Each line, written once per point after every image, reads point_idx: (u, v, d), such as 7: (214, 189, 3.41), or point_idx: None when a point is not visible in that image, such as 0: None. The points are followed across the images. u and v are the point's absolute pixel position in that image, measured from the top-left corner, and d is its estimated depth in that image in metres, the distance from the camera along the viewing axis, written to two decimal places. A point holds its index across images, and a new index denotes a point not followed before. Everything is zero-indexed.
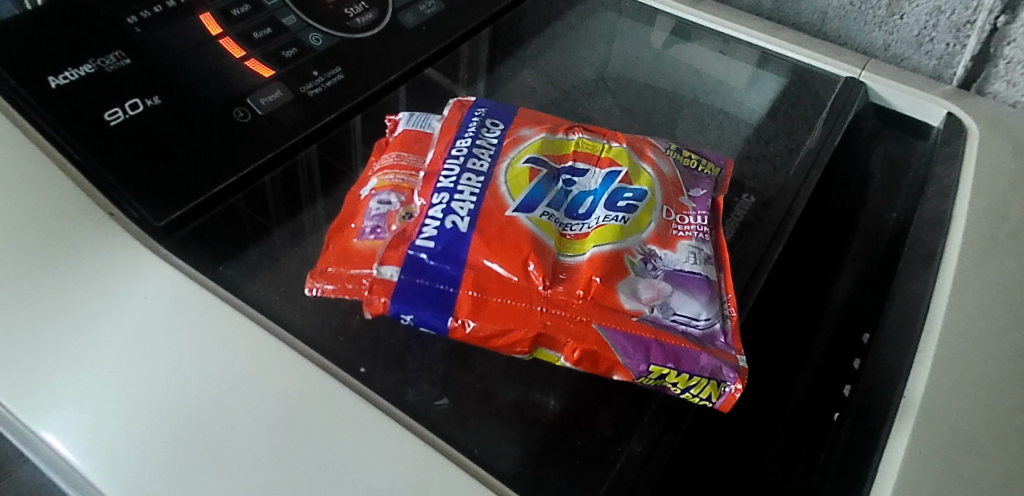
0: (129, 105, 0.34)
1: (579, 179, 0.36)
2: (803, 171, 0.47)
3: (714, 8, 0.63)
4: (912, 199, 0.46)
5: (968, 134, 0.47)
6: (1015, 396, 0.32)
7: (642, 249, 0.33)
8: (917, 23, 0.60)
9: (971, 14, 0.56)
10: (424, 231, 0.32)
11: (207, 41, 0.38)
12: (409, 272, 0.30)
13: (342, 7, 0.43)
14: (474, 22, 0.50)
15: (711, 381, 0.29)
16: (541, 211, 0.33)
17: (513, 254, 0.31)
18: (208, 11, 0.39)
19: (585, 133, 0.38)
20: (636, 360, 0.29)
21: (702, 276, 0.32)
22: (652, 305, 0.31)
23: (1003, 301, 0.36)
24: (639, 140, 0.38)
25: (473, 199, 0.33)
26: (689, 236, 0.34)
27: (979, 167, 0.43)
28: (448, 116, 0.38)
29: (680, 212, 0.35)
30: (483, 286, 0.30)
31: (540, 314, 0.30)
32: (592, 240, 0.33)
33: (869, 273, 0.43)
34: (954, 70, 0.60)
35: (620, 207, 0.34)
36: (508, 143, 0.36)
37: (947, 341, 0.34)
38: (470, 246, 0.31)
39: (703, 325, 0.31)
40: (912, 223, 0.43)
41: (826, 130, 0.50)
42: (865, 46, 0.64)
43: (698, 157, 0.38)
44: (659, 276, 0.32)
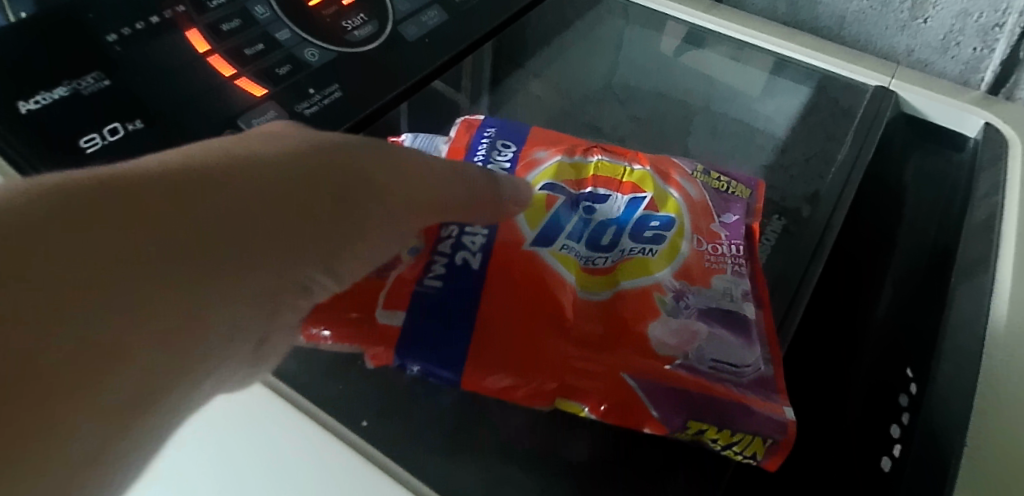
0: (108, 131, 0.31)
1: (599, 204, 0.36)
2: (837, 187, 0.46)
3: (732, 14, 0.59)
4: (950, 217, 0.43)
5: (1009, 147, 0.45)
6: None
7: (673, 285, 0.32)
8: (942, 27, 0.57)
9: (1000, 17, 0.54)
10: (433, 269, 0.30)
11: (194, 60, 0.35)
12: (413, 319, 0.28)
13: (339, 20, 0.41)
14: (481, 33, 0.48)
15: (756, 437, 0.27)
16: (560, 243, 0.33)
17: (537, 294, 0.30)
18: (195, 27, 0.36)
19: (603, 154, 0.38)
20: (669, 414, 0.27)
21: (741, 314, 0.32)
22: (686, 350, 0.30)
23: None
24: (661, 162, 0.38)
25: (485, 233, 0.32)
26: (723, 270, 0.34)
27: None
28: (456, 137, 0.37)
29: (712, 240, 0.35)
30: (501, 329, 0.28)
31: (563, 361, 0.28)
32: (623, 274, 0.33)
33: (905, 297, 0.40)
34: (981, 75, 0.57)
35: (647, 237, 0.34)
36: (522, 166, 0.36)
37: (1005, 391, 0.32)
38: (485, 283, 0.30)
39: (742, 370, 0.30)
40: (954, 244, 0.41)
41: (857, 146, 0.48)
42: (886, 51, 0.61)
43: (727, 179, 0.38)
44: (691, 315, 0.31)
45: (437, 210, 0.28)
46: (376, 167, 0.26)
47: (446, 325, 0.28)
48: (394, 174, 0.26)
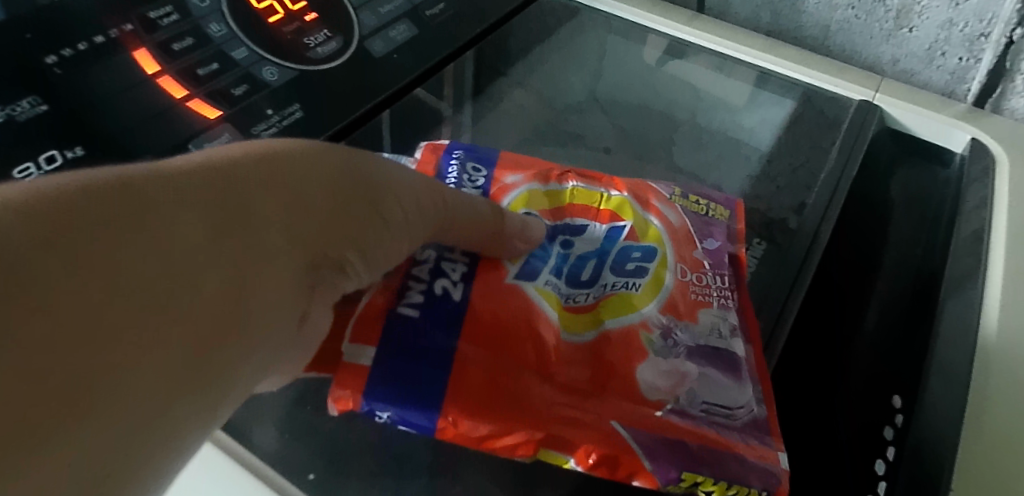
0: (45, 159, 0.30)
1: (577, 236, 0.37)
2: (825, 197, 0.44)
3: (712, 26, 0.58)
4: (937, 234, 0.42)
5: (996, 164, 0.43)
6: None
7: (660, 321, 0.33)
8: (927, 37, 0.56)
9: (985, 27, 0.53)
10: (410, 297, 0.30)
11: (141, 82, 0.33)
12: (399, 357, 0.27)
13: (301, 36, 0.39)
14: (461, 42, 0.46)
15: (757, 488, 0.27)
16: (544, 279, 0.33)
17: (522, 336, 0.30)
18: (144, 47, 0.34)
19: (577, 180, 0.39)
20: (665, 466, 0.26)
21: (732, 352, 0.33)
22: (675, 394, 0.30)
23: None
24: (639, 188, 0.39)
25: (464, 261, 0.33)
26: (710, 303, 0.35)
27: (1012, 205, 0.40)
28: (423, 160, 0.37)
29: (696, 270, 0.36)
30: (480, 368, 0.28)
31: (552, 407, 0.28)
32: (607, 313, 0.33)
33: (891, 317, 0.39)
34: (967, 85, 0.57)
35: (631, 270, 0.35)
36: (496, 194, 0.37)
37: (995, 421, 0.31)
38: (466, 317, 0.30)
39: (735, 413, 0.31)
40: (942, 261, 0.40)
41: (844, 158, 0.46)
42: (871, 61, 0.60)
43: (706, 202, 0.40)
44: (679, 354, 0.32)
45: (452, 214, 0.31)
46: (401, 172, 0.29)
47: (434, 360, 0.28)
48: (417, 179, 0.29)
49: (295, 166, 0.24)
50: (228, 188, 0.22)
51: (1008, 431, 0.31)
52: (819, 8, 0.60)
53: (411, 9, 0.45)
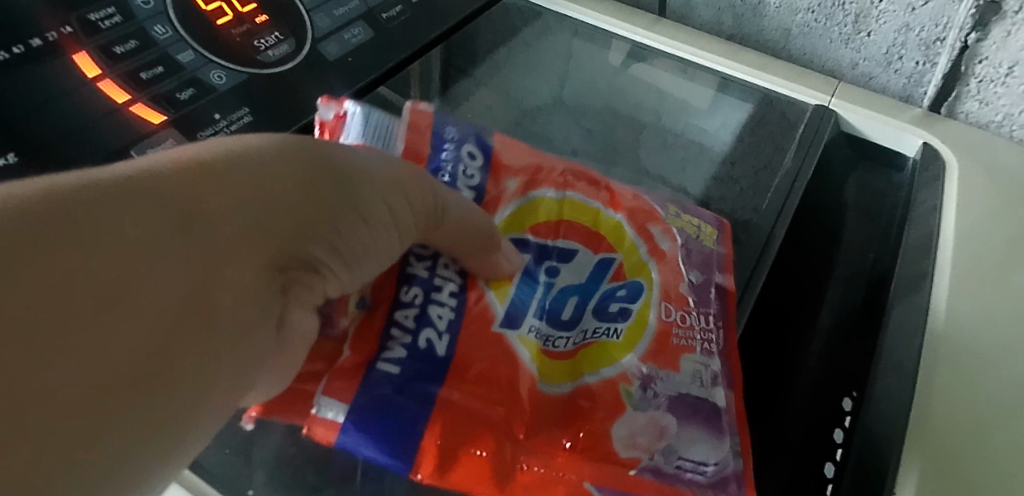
0: None
1: (564, 263, 0.36)
2: (779, 199, 0.45)
3: (673, 30, 0.58)
4: (889, 236, 0.43)
5: (946, 168, 0.44)
6: (996, 476, 0.30)
7: (641, 372, 0.32)
8: (884, 41, 0.57)
9: (941, 31, 0.54)
10: (392, 350, 0.30)
11: (79, 86, 0.32)
12: (382, 419, 0.28)
13: (250, 39, 0.38)
14: (425, 41, 0.46)
15: None
16: (528, 325, 0.33)
17: (498, 392, 0.30)
18: (83, 50, 0.33)
19: (575, 189, 0.38)
20: None
21: (711, 402, 0.33)
22: (652, 450, 0.30)
23: (988, 369, 0.34)
24: (636, 208, 0.38)
25: (452, 306, 0.32)
26: (693, 349, 0.34)
27: (960, 209, 0.41)
28: (412, 136, 0.35)
29: (681, 308, 0.35)
30: (456, 431, 0.29)
31: (524, 473, 0.29)
32: (585, 365, 0.33)
33: (846, 319, 0.40)
34: (924, 89, 0.58)
35: (613, 312, 0.34)
36: (488, 200, 0.36)
37: (938, 421, 0.32)
38: (450, 372, 0.30)
39: (709, 469, 0.31)
40: (892, 262, 0.40)
41: (799, 157, 0.47)
42: (831, 65, 0.61)
43: (698, 225, 0.40)
44: (659, 406, 0.32)
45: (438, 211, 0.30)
46: (379, 164, 0.27)
47: (414, 422, 0.28)
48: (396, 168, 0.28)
49: (295, 163, 0.24)
50: (230, 193, 0.21)
51: (948, 432, 0.31)
52: (780, 12, 0.61)
53: (367, 10, 0.44)
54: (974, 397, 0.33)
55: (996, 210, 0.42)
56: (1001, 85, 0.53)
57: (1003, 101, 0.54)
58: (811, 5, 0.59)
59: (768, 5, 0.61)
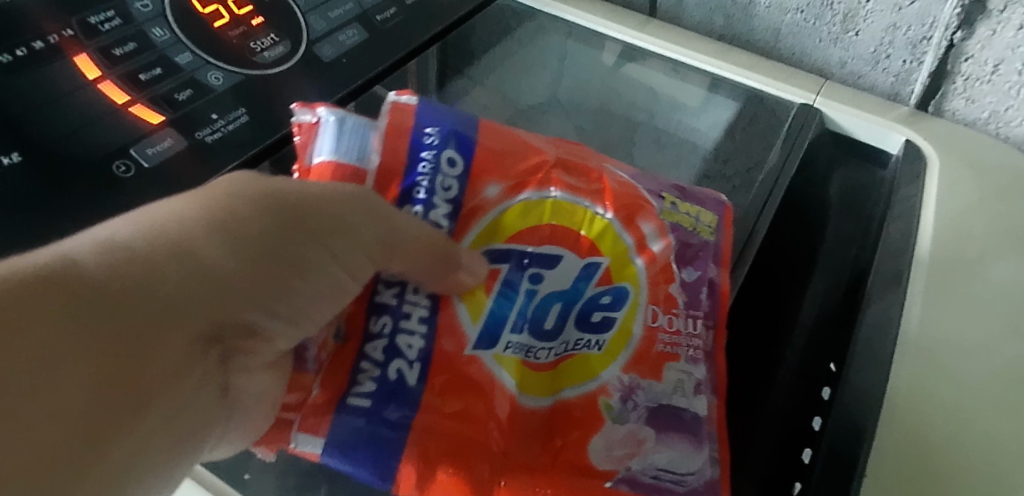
0: None
1: (549, 270, 0.33)
2: (764, 194, 0.46)
3: (665, 31, 0.59)
4: (870, 232, 0.44)
5: (927, 165, 0.45)
6: (962, 462, 0.31)
7: (622, 384, 0.33)
8: (872, 40, 0.58)
9: (927, 30, 0.55)
10: (362, 384, 0.30)
11: (80, 86, 0.33)
12: (357, 444, 0.29)
13: (247, 41, 0.39)
14: (418, 41, 0.47)
15: None
16: (505, 341, 0.32)
17: (472, 414, 0.31)
18: (84, 52, 0.34)
19: (561, 186, 0.35)
20: None
21: (691, 412, 0.34)
22: (629, 462, 0.32)
23: (962, 360, 0.35)
24: (627, 205, 0.35)
25: (422, 332, 0.31)
26: (677, 356, 0.34)
27: (939, 206, 0.43)
28: (386, 142, 0.32)
29: (668, 311, 0.35)
30: (430, 455, 0.30)
31: (502, 488, 0.30)
32: (566, 378, 0.33)
33: (829, 311, 0.41)
34: (911, 87, 0.59)
35: (596, 323, 0.34)
36: (468, 209, 0.33)
37: (911, 411, 0.33)
38: (421, 403, 0.30)
39: (686, 478, 0.33)
40: (870, 259, 0.41)
41: (784, 154, 0.48)
42: (820, 64, 0.62)
43: (693, 217, 0.38)
44: (639, 418, 0.33)
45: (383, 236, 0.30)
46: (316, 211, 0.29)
47: (393, 450, 0.29)
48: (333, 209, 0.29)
49: (230, 235, 0.27)
50: (169, 267, 0.25)
51: (920, 422, 0.32)
52: (769, 11, 0.62)
53: (361, 12, 0.45)
54: (950, 387, 0.34)
55: (975, 205, 0.43)
56: (986, 83, 0.54)
57: (989, 99, 0.55)
58: (800, 5, 0.59)
59: (758, 5, 0.62)
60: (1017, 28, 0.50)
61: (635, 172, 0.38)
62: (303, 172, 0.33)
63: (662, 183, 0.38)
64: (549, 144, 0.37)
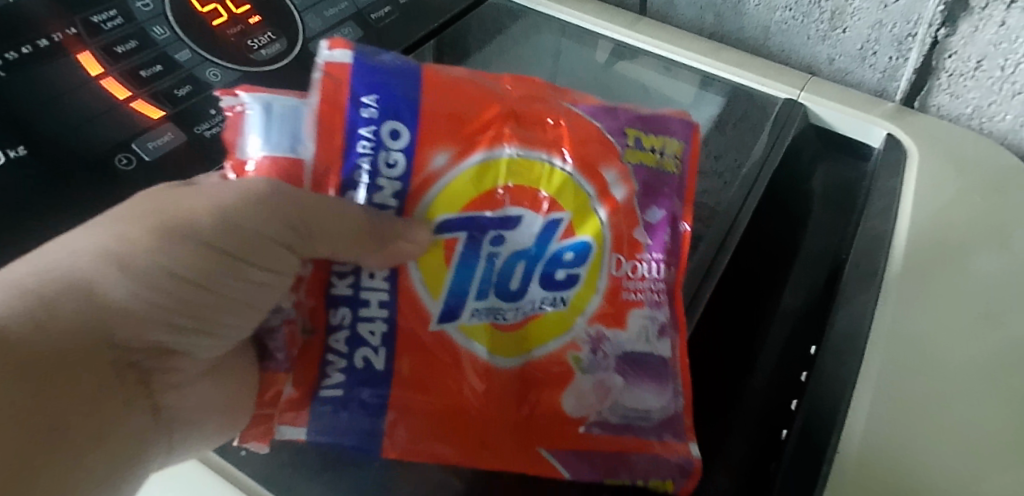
0: None
1: (509, 229, 0.33)
2: (748, 183, 0.47)
3: (656, 30, 0.60)
4: (847, 226, 0.46)
5: (906, 164, 0.48)
6: (925, 445, 0.33)
7: (589, 336, 0.34)
8: (859, 37, 0.59)
9: (912, 27, 0.56)
10: (332, 377, 0.33)
11: (84, 82, 0.35)
12: (347, 424, 0.33)
13: (244, 39, 0.41)
14: (412, 40, 0.48)
15: (665, 479, 0.35)
16: (469, 309, 0.33)
17: (445, 379, 0.34)
18: (87, 50, 0.36)
19: (514, 142, 0.33)
20: (582, 473, 0.35)
21: (657, 357, 0.35)
22: (598, 408, 0.35)
23: (927, 350, 0.37)
24: (583, 152, 0.33)
25: (384, 321, 0.33)
26: (642, 302, 0.34)
27: (912, 206, 0.45)
28: (318, 135, 0.30)
29: (633, 258, 0.34)
30: (413, 427, 0.33)
31: (485, 439, 0.34)
32: (534, 339, 0.35)
33: (812, 300, 0.43)
34: (897, 84, 0.60)
35: (560, 280, 0.34)
36: (418, 186, 0.32)
37: (878, 397, 0.35)
38: (392, 380, 0.33)
39: (652, 415, 0.35)
40: (846, 255, 0.43)
41: (770, 144, 0.50)
42: (809, 61, 0.63)
43: (659, 151, 0.35)
44: (608, 367, 0.35)
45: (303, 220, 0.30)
46: (205, 216, 0.30)
47: (377, 427, 0.33)
48: (221, 209, 0.30)
49: (126, 261, 0.29)
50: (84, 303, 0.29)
51: (886, 407, 0.34)
52: (759, 10, 0.63)
53: (356, 12, 0.46)
54: (914, 376, 0.36)
55: (946, 207, 0.45)
56: (970, 79, 0.55)
57: (973, 95, 0.56)
58: (788, 3, 0.61)
59: (747, 4, 0.63)
60: (999, 24, 0.51)
61: (598, 106, 0.34)
62: (236, 165, 0.32)
63: (626, 115, 0.35)
64: (504, 87, 0.34)
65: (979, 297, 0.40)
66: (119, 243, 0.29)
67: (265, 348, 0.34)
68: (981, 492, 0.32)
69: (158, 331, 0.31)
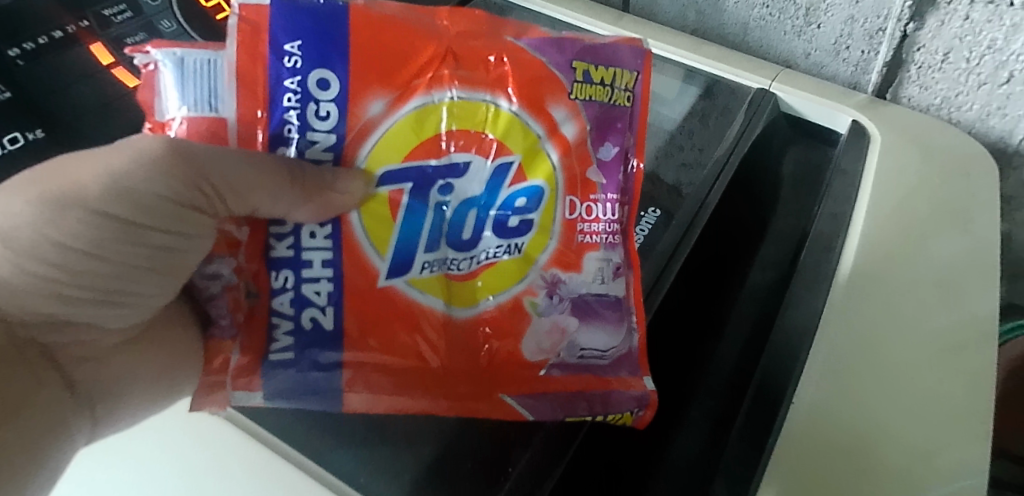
0: (8, 140, 0.34)
1: (459, 177, 0.36)
2: (720, 164, 0.50)
3: (638, 26, 0.63)
4: (809, 208, 0.50)
5: (869, 147, 0.51)
6: (856, 413, 0.38)
7: (544, 281, 0.37)
8: (833, 32, 0.61)
9: (882, 22, 0.58)
10: (280, 342, 0.35)
11: (96, 72, 0.37)
12: (309, 383, 0.35)
13: None
14: None
15: (625, 413, 0.37)
16: (421, 263, 0.36)
17: (404, 330, 0.36)
18: (98, 41, 0.38)
19: (454, 84, 0.34)
20: (547, 415, 0.36)
21: (611, 297, 0.38)
22: (557, 350, 0.38)
23: (868, 328, 0.41)
24: (529, 94, 0.35)
25: (331, 280, 0.35)
26: (596, 244, 0.38)
27: (871, 193, 0.48)
28: (240, 94, 0.32)
29: (587, 200, 0.37)
30: (372, 384, 0.35)
31: (447, 385, 0.36)
32: (486, 289, 0.37)
33: (783, 276, 0.47)
34: (869, 76, 0.62)
35: (513, 227, 0.36)
36: (353, 135, 0.34)
37: (820, 371, 0.39)
38: (345, 339, 0.35)
39: (609, 352, 0.38)
40: (807, 238, 0.47)
41: (744, 124, 0.52)
42: (786, 55, 0.66)
43: (611, 85, 0.36)
44: (562, 310, 0.38)
45: (209, 179, 0.32)
46: (93, 181, 0.33)
47: (334, 386, 0.35)
48: (110, 173, 0.33)
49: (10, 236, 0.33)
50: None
51: (825, 379, 0.39)
52: (738, 7, 0.65)
53: None
54: (857, 349, 0.40)
55: (908, 191, 0.48)
56: (938, 71, 0.58)
57: (941, 86, 0.59)
58: (765, 0, 0.63)
59: (727, 2, 0.66)
60: (963, 19, 0.54)
61: (544, 38, 0.36)
62: (157, 127, 0.33)
63: (574, 46, 0.36)
64: (441, 24, 0.35)
65: (925, 279, 0.44)
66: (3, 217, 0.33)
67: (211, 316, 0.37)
68: (901, 454, 0.37)
69: (44, 303, 0.36)
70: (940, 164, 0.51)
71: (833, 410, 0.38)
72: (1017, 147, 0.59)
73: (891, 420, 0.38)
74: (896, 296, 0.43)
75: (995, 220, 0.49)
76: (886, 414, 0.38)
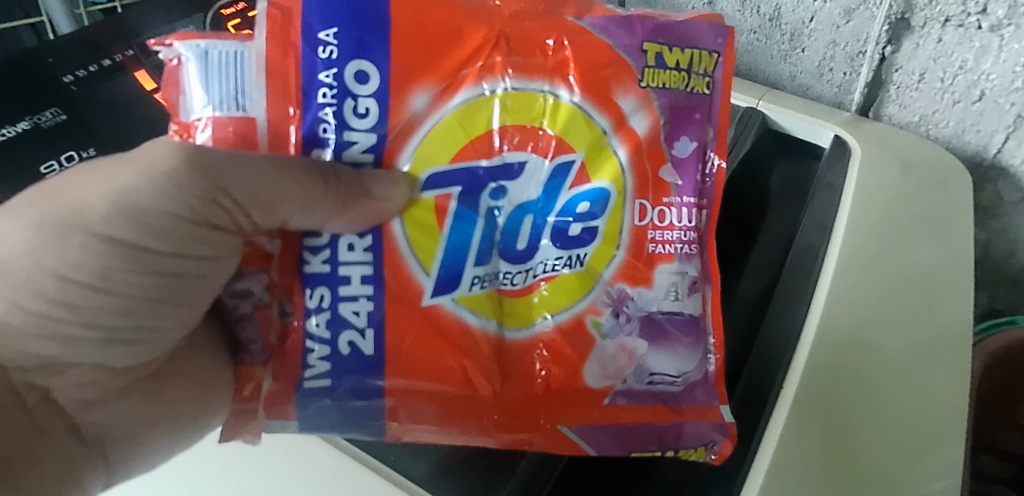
0: (64, 157, 0.39)
1: (511, 180, 0.38)
2: None
3: None
4: (794, 219, 0.53)
5: (850, 158, 0.55)
6: (836, 409, 0.41)
7: (611, 298, 0.39)
8: (817, 55, 0.65)
9: (862, 45, 0.61)
10: (314, 366, 0.37)
11: (140, 97, 0.42)
12: (361, 412, 0.38)
13: None
14: None
15: (699, 447, 0.40)
16: (469, 277, 0.38)
17: (454, 350, 0.38)
18: (142, 69, 0.43)
19: (508, 74, 0.37)
20: (610, 451, 0.40)
21: (685, 314, 0.41)
22: (624, 376, 0.40)
23: (849, 327, 0.44)
24: (597, 88, 0.37)
25: (370, 294, 0.37)
26: (670, 258, 0.40)
27: (853, 203, 0.51)
28: (269, 91, 0.35)
29: (660, 205, 0.39)
30: (421, 416, 0.38)
31: (499, 414, 0.39)
32: (545, 307, 0.40)
33: (772, 279, 0.50)
34: (852, 96, 0.66)
35: (574, 237, 0.39)
36: (399, 126, 0.36)
37: (803, 370, 0.42)
38: (386, 362, 0.38)
39: (678, 378, 0.41)
40: (790, 251, 0.50)
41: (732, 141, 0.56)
42: (775, 78, 0.70)
43: (687, 70, 0.39)
44: (630, 331, 0.40)
45: (228, 193, 0.35)
46: (100, 200, 0.36)
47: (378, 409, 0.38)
48: (117, 191, 0.36)
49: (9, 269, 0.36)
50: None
51: (807, 377, 0.42)
52: None
53: None
54: (837, 349, 0.43)
55: (886, 201, 0.52)
56: (915, 90, 0.62)
57: (919, 104, 0.63)
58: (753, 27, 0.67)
59: None
60: (936, 41, 0.58)
61: (609, 18, 0.38)
62: (181, 129, 0.37)
63: (643, 26, 0.38)
64: (495, 7, 0.38)
65: (903, 283, 0.47)
66: (6, 244, 0.36)
67: (240, 339, 0.39)
68: (874, 448, 0.40)
69: (43, 343, 0.38)
70: (918, 176, 0.54)
71: (813, 407, 0.41)
72: (993, 160, 0.63)
73: (869, 415, 0.41)
74: (874, 300, 0.46)
75: (969, 230, 0.52)
76: (863, 410, 0.41)
